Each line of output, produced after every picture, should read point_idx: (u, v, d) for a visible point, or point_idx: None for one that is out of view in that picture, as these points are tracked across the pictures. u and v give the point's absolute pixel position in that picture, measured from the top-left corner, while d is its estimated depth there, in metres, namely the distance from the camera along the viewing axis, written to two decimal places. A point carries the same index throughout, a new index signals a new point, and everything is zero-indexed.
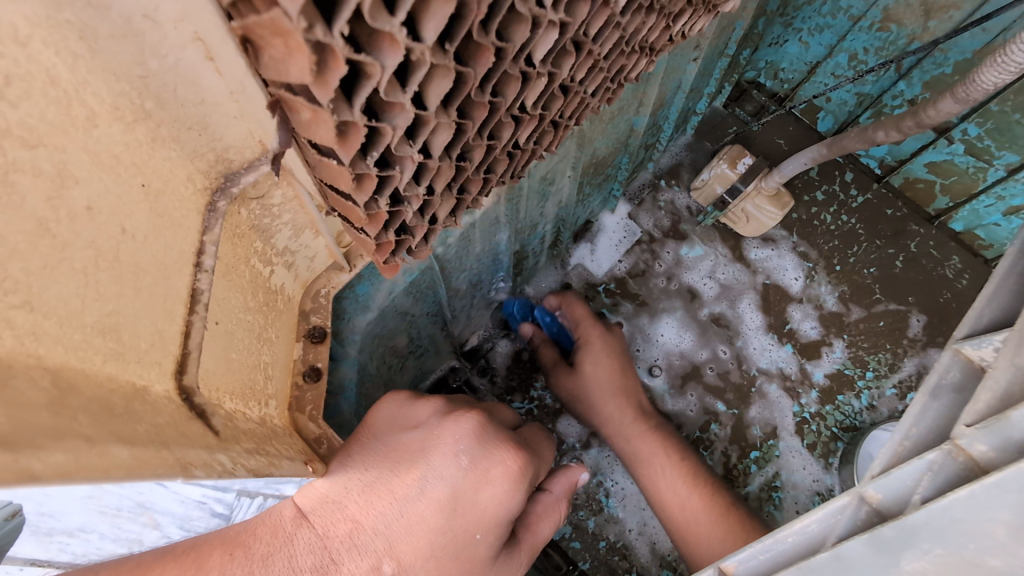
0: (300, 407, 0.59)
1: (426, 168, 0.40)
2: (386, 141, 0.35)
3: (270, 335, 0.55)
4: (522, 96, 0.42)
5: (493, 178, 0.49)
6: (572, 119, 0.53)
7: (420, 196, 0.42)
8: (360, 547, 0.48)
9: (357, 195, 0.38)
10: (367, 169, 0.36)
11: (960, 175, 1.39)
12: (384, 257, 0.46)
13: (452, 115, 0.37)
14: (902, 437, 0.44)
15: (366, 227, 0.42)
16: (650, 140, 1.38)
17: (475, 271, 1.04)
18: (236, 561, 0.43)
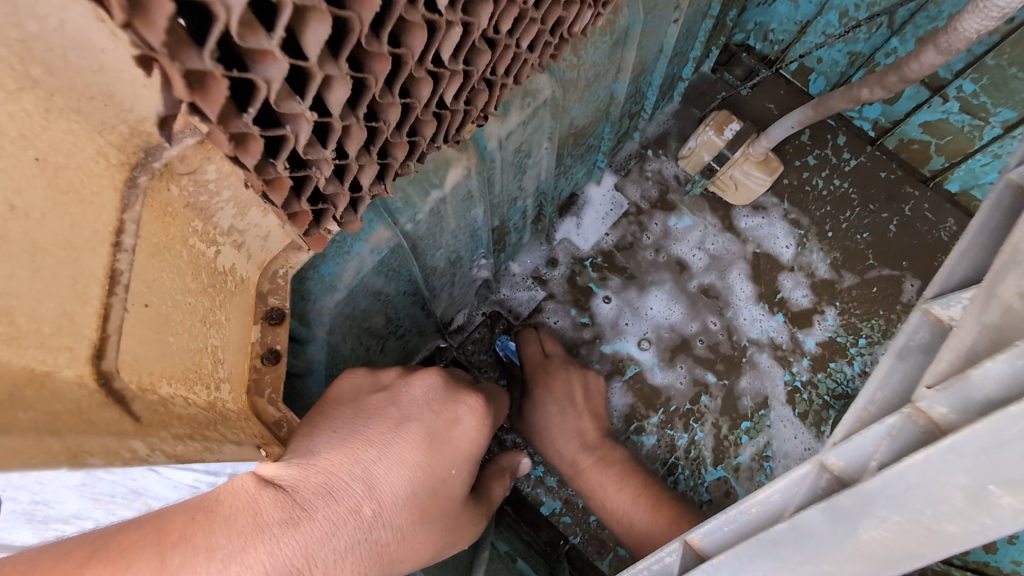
0: (259, 391, 0.57)
1: (330, 128, 0.39)
2: (262, 96, 0.34)
3: (218, 317, 0.52)
4: (433, 48, 0.40)
5: (421, 141, 0.48)
6: (511, 77, 0.53)
7: (328, 159, 0.41)
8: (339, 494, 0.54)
9: (243, 157, 0.38)
10: (246, 127, 0.36)
11: (955, 134, 1.35)
12: (303, 226, 0.47)
13: (344, 67, 0.36)
14: (868, 400, 0.42)
15: (271, 195, 0.42)
16: (634, 109, 1.34)
17: (453, 249, 1.02)
18: (199, 523, 0.49)
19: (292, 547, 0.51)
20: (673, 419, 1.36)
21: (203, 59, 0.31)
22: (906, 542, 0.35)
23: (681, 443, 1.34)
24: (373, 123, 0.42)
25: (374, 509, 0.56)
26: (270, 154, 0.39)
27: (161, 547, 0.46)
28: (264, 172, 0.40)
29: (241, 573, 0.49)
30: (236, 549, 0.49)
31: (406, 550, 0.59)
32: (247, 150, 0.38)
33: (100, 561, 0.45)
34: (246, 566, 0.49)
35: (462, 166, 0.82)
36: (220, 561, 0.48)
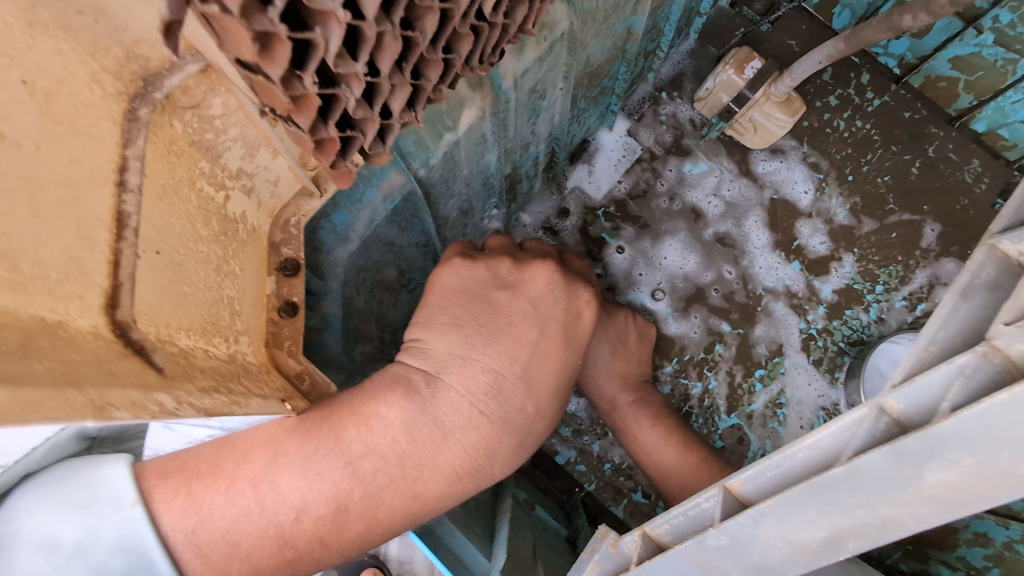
0: (278, 343, 0.55)
1: (362, 33, 0.35)
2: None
3: (232, 267, 0.49)
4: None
5: (455, 61, 0.44)
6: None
7: (359, 75, 0.36)
8: (417, 420, 0.56)
9: (270, 66, 0.33)
10: (272, 25, 0.31)
11: (986, 70, 1.27)
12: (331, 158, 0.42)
13: None
14: (928, 342, 0.40)
15: (297, 116, 0.37)
16: (650, 46, 1.26)
17: (465, 197, 0.97)
18: (282, 443, 0.52)
19: (366, 444, 0.54)
20: (687, 368, 1.35)
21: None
22: (976, 484, 0.33)
23: (695, 392, 1.34)
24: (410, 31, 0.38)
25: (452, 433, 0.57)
26: (297, 65, 0.34)
27: (272, 452, 0.52)
28: (290, 87, 0.35)
29: (328, 469, 0.53)
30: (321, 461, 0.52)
31: (487, 445, 0.59)
32: (272, 57, 0.33)
33: (223, 462, 0.51)
34: (328, 467, 0.52)
35: (476, 106, 0.76)
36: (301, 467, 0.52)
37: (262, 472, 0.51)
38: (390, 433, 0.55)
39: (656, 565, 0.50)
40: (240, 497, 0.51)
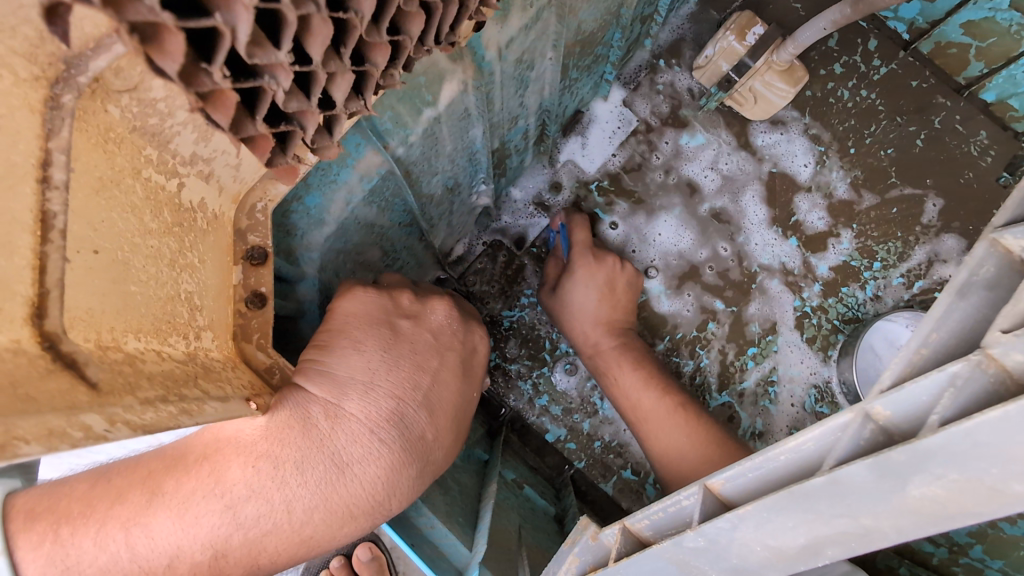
0: (246, 336, 0.53)
1: (282, 19, 0.32)
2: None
3: (191, 259, 0.47)
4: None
5: (407, 42, 0.41)
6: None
7: (284, 66, 0.33)
8: (312, 457, 0.51)
9: (165, 62, 0.30)
10: (155, 16, 0.28)
11: (1000, 37, 1.24)
12: (265, 155, 0.39)
13: None
14: (920, 344, 0.38)
15: (215, 114, 0.34)
16: (647, 11, 1.20)
17: (450, 174, 0.94)
18: (158, 493, 0.47)
19: (250, 490, 0.49)
20: (679, 346, 1.34)
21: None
22: (961, 500, 0.32)
23: (687, 370, 1.33)
24: (341, 13, 0.34)
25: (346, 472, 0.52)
26: (203, 57, 0.32)
27: (151, 492, 0.47)
28: (199, 85, 0.32)
29: (193, 524, 0.47)
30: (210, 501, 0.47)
31: (385, 492, 0.55)
32: (165, 49, 0.30)
33: (97, 501, 0.46)
34: (196, 520, 0.47)
35: (457, 79, 0.72)
36: (154, 518, 0.46)
37: (136, 515, 0.46)
38: (276, 473, 0.49)
39: (634, 563, 0.49)
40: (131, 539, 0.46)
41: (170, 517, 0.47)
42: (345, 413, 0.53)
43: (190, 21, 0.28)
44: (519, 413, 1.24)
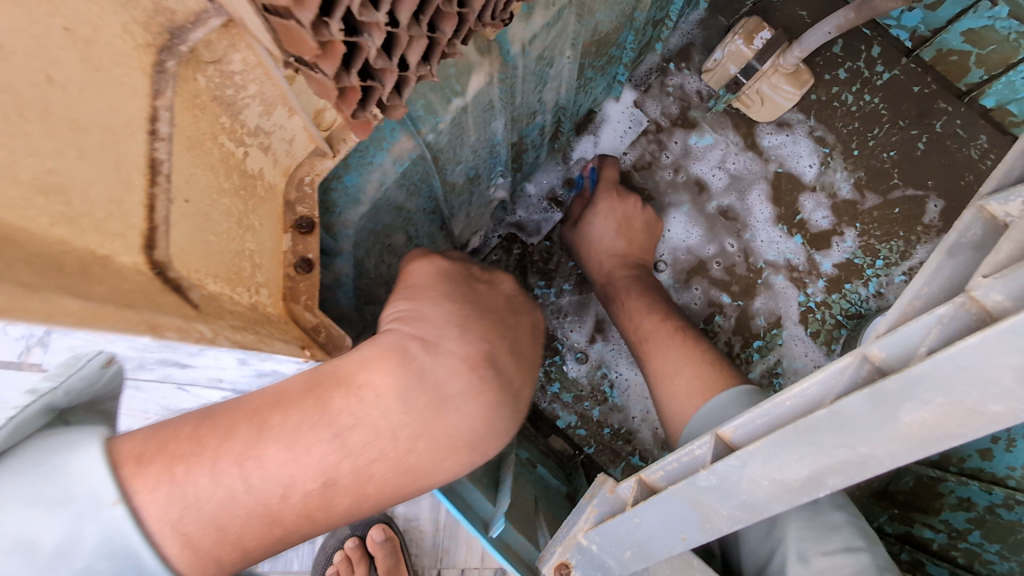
0: (294, 297, 0.58)
1: None
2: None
3: (252, 222, 0.52)
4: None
5: (470, 13, 0.46)
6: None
7: (380, 23, 0.38)
8: (416, 387, 0.54)
9: (301, 10, 0.35)
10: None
11: (999, 44, 1.26)
12: (350, 106, 0.44)
13: None
14: (913, 297, 0.43)
15: (323, 64, 0.39)
16: (659, 15, 1.26)
17: (472, 164, 0.99)
18: (268, 424, 0.49)
19: (358, 417, 0.51)
20: None
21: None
22: (947, 422, 0.36)
23: None
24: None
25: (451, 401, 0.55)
26: (326, 13, 0.36)
27: (260, 425, 0.49)
28: (319, 36, 0.37)
29: (307, 452, 0.49)
30: (326, 426, 0.50)
31: (480, 427, 0.57)
32: (303, 3, 0.35)
33: (206, 440, 0.47)
34: (308, 447, 0.49)
35: (484, 72, 0.77)
36: (268, 448, 0.48)
37: (250, 446, 0.48)
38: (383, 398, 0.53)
39: (650, 506, 0.53)
40: (250, 465, 0.47)
41: (283, 445, 0.48)
42: (444, 349, 0.57)
43: None
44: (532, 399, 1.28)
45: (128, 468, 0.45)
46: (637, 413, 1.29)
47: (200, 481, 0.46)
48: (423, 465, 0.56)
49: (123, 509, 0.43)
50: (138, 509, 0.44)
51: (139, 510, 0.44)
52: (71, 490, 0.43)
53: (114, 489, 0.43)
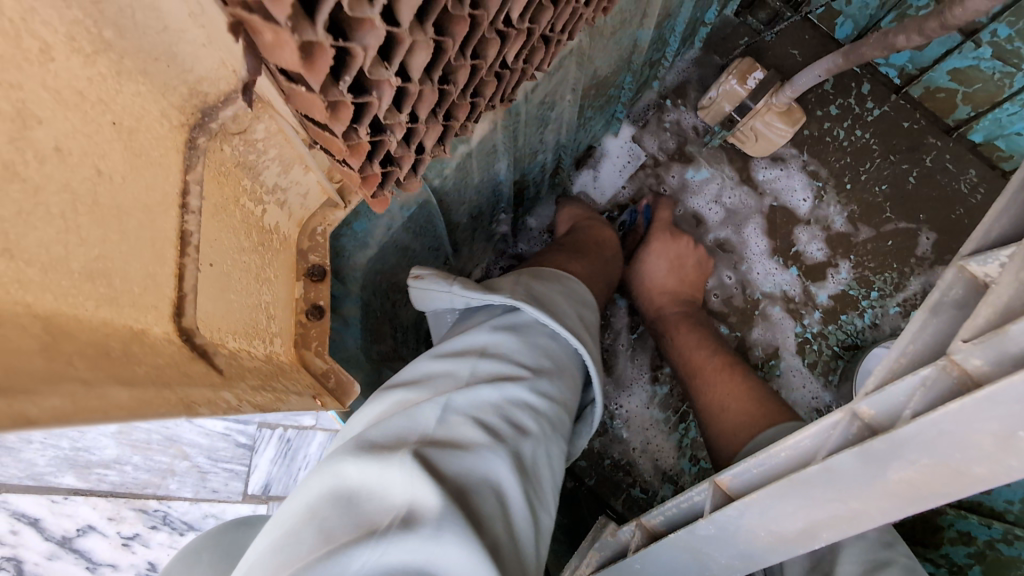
0: (306, 343, 0.60)
1: (407, 92, 0.43)
2: (360, 61, 0.37)
3: (267, 274, 0.54)
4: (506, 6, 0.44)
5: (480, 101, 0.53)
6: (562, 33, 0.56)
7: (401, 123, 0.44)
8: (536, 345, 0.71)
9: (335, 124, 0.40)
10: (342, 96, 0.38)
11: (984, 83, 1.31)
12: (372, 189, 0.49)
13: (428, 33, 0.39)
14: (899, 353, 0.45)
15: (349, 159, 0.45)
16: (656, 56, 1.31)
17: (476, 204, 1.02)
18: (481, 399, 0.61)
19: (543, 384, 0.68)
20: None
21: (317, 31, 0.34)
22: (931, 482, 0.38)
23: None
24: (446, 83, 0.45)
25: (552, 355, 0.73)
26: (354, 120, 0.42)
27: (478, 400, 0.61)
28: (348, 138, 0.42)
29: (514, 413, 0.62)
30: (538, 396, 0.66)
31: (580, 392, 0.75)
32: (337, 117, 0.40)
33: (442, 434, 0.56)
34: (513, 412, 0.62)
35: (488, 120, 0.81)
36: (487, 413, 0.60)
37: (482, 416, 0.60)
38: (536, 358, 0.70)
39: (651, 554, 0.55)
40: (496, 415, 0.61)
41: (488, 409, 0.61)
42: (555, 349, 0.74)
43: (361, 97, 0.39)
44: None
45: (441, 447, 0.54)
46: (637, 445, 1.30)
47: (499, 442, 0.59)
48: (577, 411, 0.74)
49: (492, 459, 0.57)
50: (497, 452, 0.57)
51: (512, 454, 0.58)
52: (389, 516, 0.48)
53: (421, 481, 0.50)
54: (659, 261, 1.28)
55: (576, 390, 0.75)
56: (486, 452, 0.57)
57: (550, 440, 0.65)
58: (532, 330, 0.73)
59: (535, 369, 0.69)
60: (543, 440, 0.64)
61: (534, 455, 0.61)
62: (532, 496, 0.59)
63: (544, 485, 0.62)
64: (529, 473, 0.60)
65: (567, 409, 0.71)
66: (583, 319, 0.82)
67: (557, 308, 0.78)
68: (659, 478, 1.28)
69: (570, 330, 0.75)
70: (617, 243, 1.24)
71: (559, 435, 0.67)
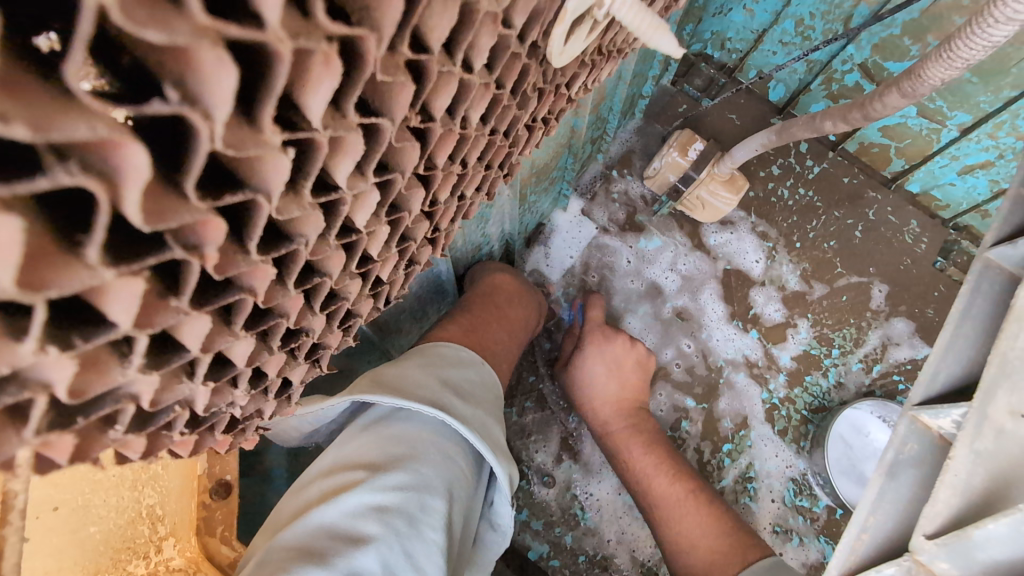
0: (209, 530, 0.52)
1: (238, 373, 0.37)
2: (132, 410, 0.31)
3: (154, 472, 0.46)
4: (355, 255, 0.38)
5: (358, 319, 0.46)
6: (458, 220, 0.49)
7: (244, 394, 0.39)
8: (385, 435, 0.62)
9: (128, 451, 0.34)
10: (121, 437, 0.32)
11: (914, 138, 1.34)
12: (226, 446, 0.44)
13: (240, 330, 0.33)
14: (861, 529, 0.41)
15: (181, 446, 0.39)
16: (597, 133, 1.31)
17: (415, 309, 0.97)
18: (314, 522, 0.54)
19: (406, 479, 0.58)
20: None
21: (25, 437, 0.26)
22: None
23: None
24: (295, 340, 0.39)
25: (416, 439, 0.63)
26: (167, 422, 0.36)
27: (306, 527, 0.54)
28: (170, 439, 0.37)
29: (359, 526, 0.54)
30: (400, 493, 0.57)
31: (464, 471, 0.65)
32: (130, 445, 0.34)
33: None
34: (357, 525, 0.54)
35: None
36: (319, 538, 0.53)
37: (311, 543, 0.52)
38: (385, 449, 0.61)
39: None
40: (337, 533, 0.53)
41: (315, 535, 0.53)
42: (419, 438, 0.63)
43: (152, 422, 0.33)
44: None
45: None
46: (611, 536, 1.23)
47: (326, 567, 0.50)
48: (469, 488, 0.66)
49: None
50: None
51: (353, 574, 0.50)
52: None
53: None
54: (599, 366, 1.19)
55: (459, 462, 0.65)
56: None
57: (417, 537, 0.56)
58: (383, 423, 0.64)
59: (385, 462, 0.59)
60: (400, 542, 0.54)
61: (386, 566, 0.52)
62: None
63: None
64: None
65: (446, 488, 0.61)
66: (450, 382, 0.73)
67: (421, 381, 0.68)
68: (637, 571, 1.21)
69: (428, 398, 0.65)
70: (517, 294, 1.11)
71: (433, 523, 0.57)
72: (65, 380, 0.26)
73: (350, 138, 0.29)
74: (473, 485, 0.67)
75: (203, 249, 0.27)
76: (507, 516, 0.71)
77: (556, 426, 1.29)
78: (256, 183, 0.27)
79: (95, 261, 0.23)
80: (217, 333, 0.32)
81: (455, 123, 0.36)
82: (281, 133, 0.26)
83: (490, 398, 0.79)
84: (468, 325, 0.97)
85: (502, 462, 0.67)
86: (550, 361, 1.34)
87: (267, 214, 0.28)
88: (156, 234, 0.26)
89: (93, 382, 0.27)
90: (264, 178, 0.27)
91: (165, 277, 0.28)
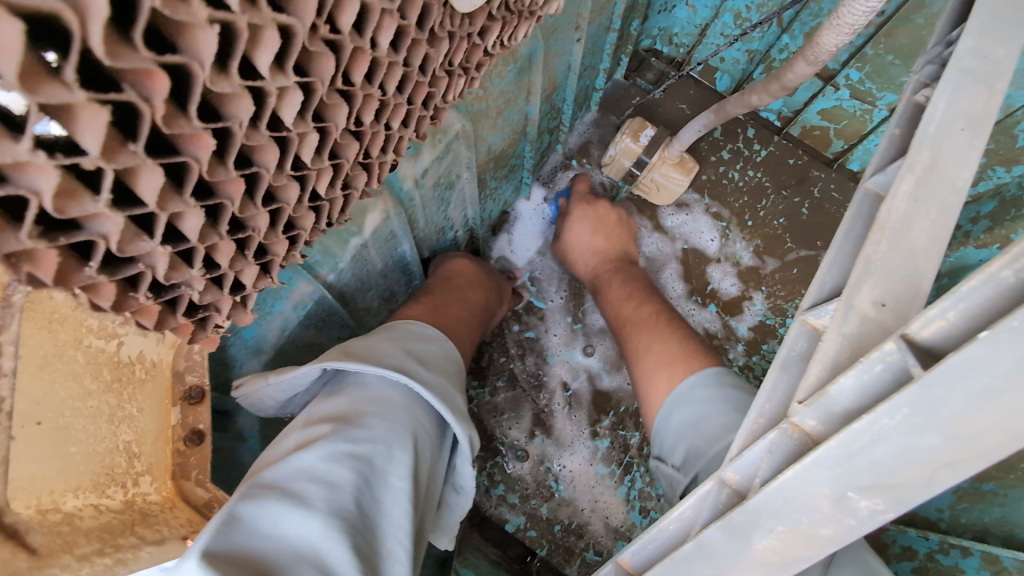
0: (185, 473, 0.55)
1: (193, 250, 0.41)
2: (102, 249, 0.36)
3: (129, 411, 0.53)
4: (289, 156, 0.42)
5: (302, 233, 0.50)
6: (389, 152, 0.55)
7: (199, 276, 0.43)
8: (354, 397, 0.67)
9: (99, 300, 0.39)
10: (93, 278, 0.37)
11: (850, 119, 1.43)
12: (187, 334, 0.48)
13: (191, 202, 0.37)
14: (758, 414, 0.46)
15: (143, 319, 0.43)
16: (552, 124, 1.39)
17: (383, 287, 1.02)
18: (287, 465, 0.56)
19: (375, 431, 0.63)
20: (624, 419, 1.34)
21: (21, 240, 0.32)
22: (793, 547, 0.38)
23: (634, 442, 1.32)
24: (241, 232, 0.43)
25: (383, 400, 0.67)
26: (131, 287, 0.41)
27: (281, 471, 0.55)
28: (130, 305, 0.41)
29: (335, 468, 0.56)
30: (369, 445, 0.61)
31: (429, 434, 0.70)
32: (100, 292, 0.39)
33: (236, 512, 0.49)
34: (332, 467, 0.56)
35: (379, 210, 0.82)
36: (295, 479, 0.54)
37: (286, 483, 0.54)
38: (356, 409, 0.65)
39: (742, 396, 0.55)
40: (314, 474, 0.55)
41: (290, 476, 0.55)
42: (386, 399, 0.68)
43: (118, 272, 0.38)
44: (477, 505, 1.26)
45: (237, 524, 0.48)
46: (584, 504, 1.28)
47: (303, 503, 0.52)
48: (432, 450, 0.70)
49: (305, 519, 0.51)
50: (303, 516, 0.51)
51: (331, 509, 0.53)
52: None
53: None
54: (581, 224, 1.33)
55: (424, 422, 0.70)
56: (292, 520, 0.50)
57: (385, 484, 0.59)
58: (353, 387, 0.68)
59: (355, 419, 0.63)
60: (370, 485, 0.57)
61: (360, 505, 0.55)
62: (359, 545, 0.52)
63: (382, 535, 0.56)
64: (355, 526, 0.53)
65: (412, 442, 0.65)
66: (416, 353, 0.78)
67: (388, 352, 0.73)
68: (611, 536, 1.26)
69: (394, 365, 0.71)
70: (479, 274, 1.17)
71: (400, 473, 0.61)
72: (50, 189, 0.31)
73: (268, 30, 0.34)
74: (436, 449, 0.71)
75: (151, 100, 0.31)
76: (468, 482, 0.76)
77: (529, 403, 1.34)
78: (191, 52, 0.32)
79: (71, 81, 0.28)
80: (170, 197, 0.37)
81: (366, 41, 0.42)
82: (207, 10, 0.30)
83: (455, 370, 0.84)
84: (432, 305, 1.01)
85: (464, 426, 0.73)
86: (519, 342, 1.39)
87: (203, 82, 0.33)
88: (118, 82, 0.31)
89: (70, 205, 0.32)
90: (197, 47, 0.31)
91: (124, 130, 0.33)
